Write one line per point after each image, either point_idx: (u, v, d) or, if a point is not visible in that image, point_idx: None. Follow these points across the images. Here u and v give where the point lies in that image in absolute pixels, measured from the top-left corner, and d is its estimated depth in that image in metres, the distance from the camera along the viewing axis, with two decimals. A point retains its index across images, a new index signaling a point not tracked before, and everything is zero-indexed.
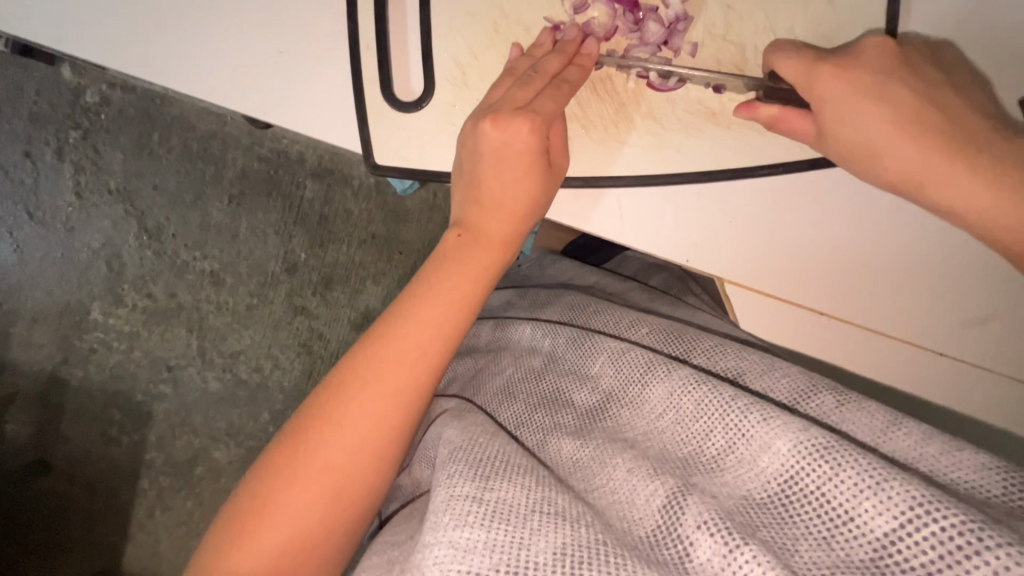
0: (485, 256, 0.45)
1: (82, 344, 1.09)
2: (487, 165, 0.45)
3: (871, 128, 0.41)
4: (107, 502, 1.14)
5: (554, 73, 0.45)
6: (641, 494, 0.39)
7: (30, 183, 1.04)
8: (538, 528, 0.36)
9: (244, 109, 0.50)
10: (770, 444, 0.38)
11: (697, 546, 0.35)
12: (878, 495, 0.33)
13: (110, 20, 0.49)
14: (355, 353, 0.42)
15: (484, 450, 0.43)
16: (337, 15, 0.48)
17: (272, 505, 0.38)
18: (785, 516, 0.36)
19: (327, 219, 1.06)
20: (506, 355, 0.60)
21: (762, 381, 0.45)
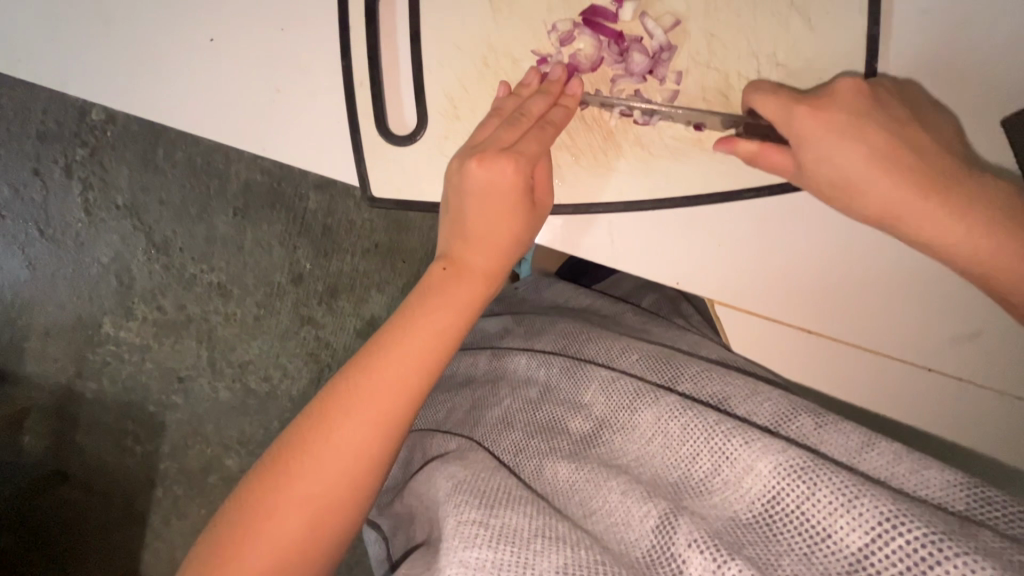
0: (467, 288, 0.46)
1: (95, 357, 1.12)
2: (473, 203, 0.45)
3: (851, 164, 0.41)
4: (125, 510, 1.17)
5: (541, 112, 0.46)
6: (636, 515, 0.42)
7: (40, 202, 1.05)
8: (542, 549, 0.39)
9: (244, 145, 0.52)
10: (752, 466, 0.40)
11: (689, 564, 0.38)
12: (851, 511, 0.36)
13: (114, 62, 0.51)
14: (341, 383, 0.44)
15: (488, 483, 0.46)
16: (331, 53, 0.50)
17: (272, 528, 0.40)
18: (769, 535, 0.38)
19: (331, 230, 1.08)
20: (504, 385, 0.62)
21: (745, 404, 0.47)
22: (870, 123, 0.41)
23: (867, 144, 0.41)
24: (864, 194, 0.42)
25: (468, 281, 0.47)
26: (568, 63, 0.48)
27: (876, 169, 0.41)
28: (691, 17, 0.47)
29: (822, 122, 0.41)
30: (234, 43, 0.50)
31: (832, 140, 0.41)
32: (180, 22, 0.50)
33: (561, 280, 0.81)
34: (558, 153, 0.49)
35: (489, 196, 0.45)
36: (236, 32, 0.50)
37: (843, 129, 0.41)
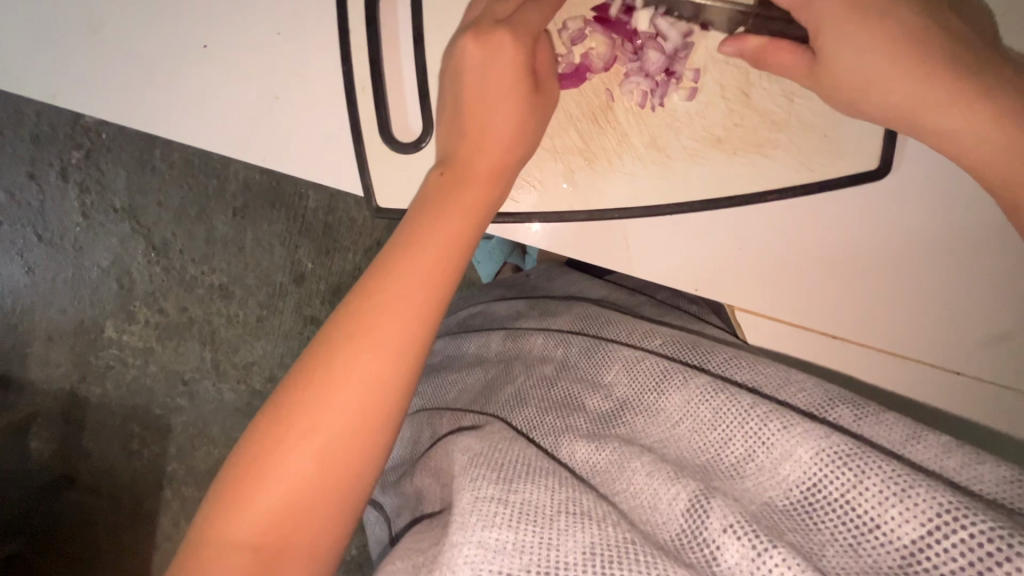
0: (481, 190, 0.42)
1: (98, 361, 1.11)
2: (468, 80, 0.42)
3: (867, 57, 0.39)
4: (133, 514, 1.16)
5: (518, 61, 0.42)
6: (663, 496, 0.38)
7: (37, 206, 1.03)
8: (568, 527, 0.35)
9: (243, 155, 0.49)
10: (792, 451, 0.37)
11: (724, 551, 0.34)
12: (904, 501, 0.33)
13: (106, 70, 0.48)
14: (346, 307, 0.37)
15: (506, 455, 0.42)
16: (332, 59, 0.48)
17: (228, 530, 0.33)
18: (809, 523, 0.36)
19: (331, 228, 1.07)
20: (517, 364, 0.59)
21: (779, 392, 0.44)
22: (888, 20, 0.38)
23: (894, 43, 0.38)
24: (884, 89, 0.39)
25: (460, 233, 0.40)
26: (581, 62, 0.46)
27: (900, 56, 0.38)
28: (708, 12, 0.45)
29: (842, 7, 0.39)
30: (230, 48, 0.48)
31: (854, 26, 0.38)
32: (173, 27, 0.48)
33: (574, 271, 0.78)
34: (572, 157, 0.47)
35: (474, 144, 0.43)
36: (232, 36, 0.48)
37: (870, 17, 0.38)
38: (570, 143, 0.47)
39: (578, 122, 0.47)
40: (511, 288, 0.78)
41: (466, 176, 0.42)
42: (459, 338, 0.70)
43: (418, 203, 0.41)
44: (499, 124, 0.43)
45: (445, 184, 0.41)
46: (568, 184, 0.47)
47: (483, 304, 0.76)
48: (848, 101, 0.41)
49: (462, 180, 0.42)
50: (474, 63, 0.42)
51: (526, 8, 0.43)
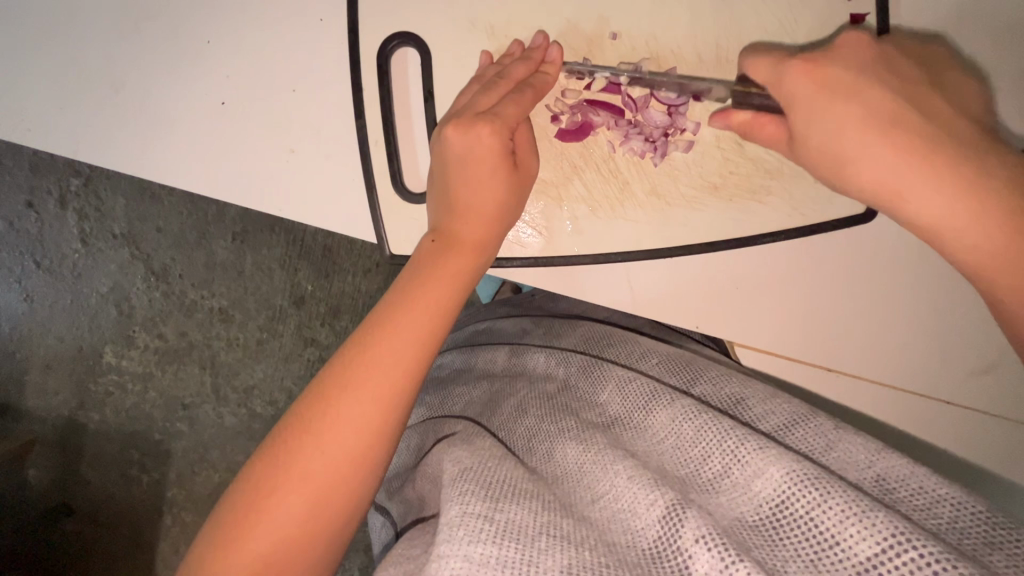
0: (462, 261, 0.45)
1: (97, 387, 1.11)
2: (454, 171, 0.45)
3: (844, 134, 0.37)
4: (133, 541, 1.15)
5: (499, 144, 0.44)
6: (642, 503, 0.38)
7: (36, 234, 1.04)
8: (547, 548, 0.35)
9: (258, 205, 0.51)
10: (764, 470, 0.37)
11: (695, 560, 0.34)
12: (862, 519, 0.32)
13: (123, 125, 0.50)
14: (335, 362, 0.42)
15: (493, 473, 0.41)
16: (344, 114, 0.50)
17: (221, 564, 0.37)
18: (774, 539, 0.35)
19: (330, 251, 1.08)
20: (522, 381, 0.58)
21: (760, 406, 0.44)
22: (868, 92, 0.37)
23: (867, 120, 0.37)
24: (862, 165, 0.37)
25: (442, 296, 0.43)
26: (583, 119, 0.49)
27: (874, 138, 0.36)
28: (703, 67, 0.48)
29: (814, 84, 0.38)
30: (246, 104, 0.50)
31: (823, 108, 0.38)
32: (191, 84, 0.50)
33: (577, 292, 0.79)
34: (576, 206, 0.49)
35: (457, 214, 0.45)
36: (248, 92, 0.50)
37: (840, 100, 0.37)
38: (574, 193, 0.49)
39: (581, 170, 0.49)
40: (518, 306, 0.78)
41: (454, 246, 0.45)
42: (466, 352, 0.70)
43: (411, 265, 0.45)
44: (483, 200, 0.45)
45: (434, 252, 0.45)
46: (573, 231, 0.50)
47: (491, 322, 0.75)
48: (835, 177, 0.39)
49: (448, 248, 0.45)
50: (459, 148, 0.44)
51: (516, 91, 0.45)
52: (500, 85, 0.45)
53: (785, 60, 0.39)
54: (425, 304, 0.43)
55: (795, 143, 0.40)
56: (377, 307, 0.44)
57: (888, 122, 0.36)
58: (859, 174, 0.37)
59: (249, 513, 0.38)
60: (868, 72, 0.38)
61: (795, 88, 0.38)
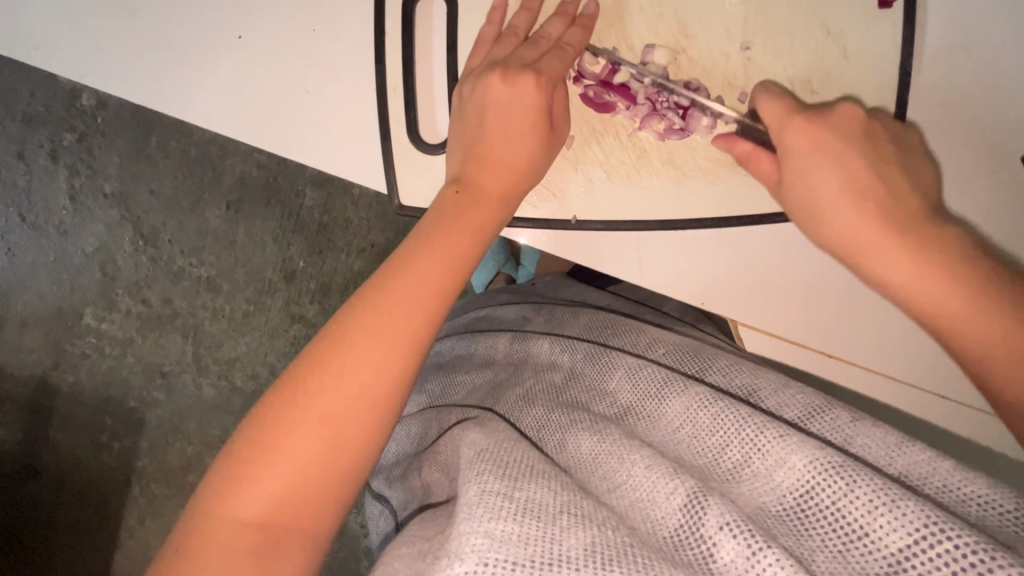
0: (484, 213, 0.44)
1: (73, 349, 1.08)
2: (493, 116, 0.45)
3: (822, 187, 0.43)
4: (97, 510, 1.11)
5: (541, 99, 0.45)
6: (661, 491, 0.37)
7: (23, 186, 1.02)
8: (568, 528, 0.34)
9: (268, 146, 0.50)
10: (786, 459, 0.36)
11: (721, 548, 0.33)
12: (892, 510, 0.31)
13: (134, 53, 0.49)
14: (351, 311, 0.40)
15: (510, 454, 0.40)
16: (364, 59, 0.49)
17: (235, 508, 0.35)
18: (800, 528, 0.34)
19: (326, 227, 1.06)
20: (527, 369, 0.56)
21: (774, 398, 0.43)
22: (850, 154, 0.43)
23: (846, 188, 0.42)
24: (833, 218, 0.43)
25: (462, 247, 0.43)
26: (605, 88, 0.49)
27: (849, 201, 0.42)
28: (728, 42, 0.48)
29: (806, 137, 0.43)
30: (265, 38, 0.49)
31: (814, 157, 0.43)
32: (211, 16, 0.49)
33: (579, 282, 0.77)
34: (592, 169, 0.49)
35: (485, 165, 0.45)
36: (266, 31, 0.49)
37: (829, 160, 0.42)
38: (590, 155, 0.49)
39: (601, 136, 0.49)
40: (518, 294, 0.76)
41: (478, 198, 0.45)
42: (467, 338, 0.68)
43: (429, 218, 0.44)
44: (513, 152, 0.45)
45: (457, 203, 0.44)
46: (588, 194, 0.50)
47: (491, 308, 0.73)
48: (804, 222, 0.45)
49: (472, 201, 0.44)
50: (499, 95, 0.45)
51: (558, 48, 0.46)
52: (541, 44, 0.46)
53: (790, 115, 0.43)
54: (442, 256, 0.42)
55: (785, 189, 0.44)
56: (385, 264, 0.43)
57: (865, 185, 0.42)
58: (833, 226, 0.43)
59: (261, 459, 0.36)
60: (856, 137, 0.43)
61: (793, 138, 0.43)
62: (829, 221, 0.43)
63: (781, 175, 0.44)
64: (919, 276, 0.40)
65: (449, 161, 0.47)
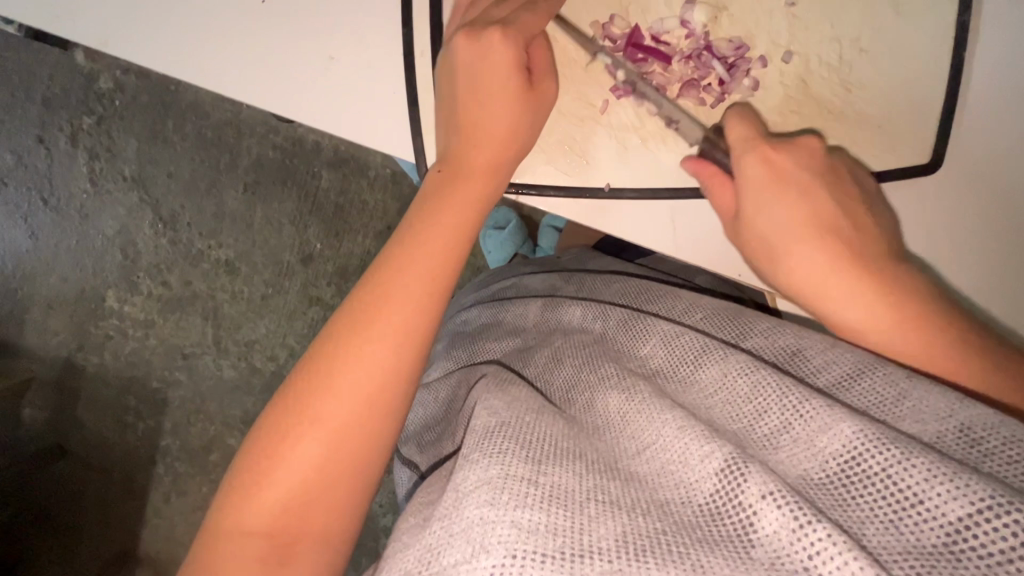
0: (478, 184, 0.44)
1: (97, 331, 1.09)
2: (469, 88, 0.43)
3: (773, 219, 0.44)
4: (123, 488, 1.13)
5: (514, 55, 0.42)
6: (695, 454, 0.35)
7: (45, 170, 1.02)
8: (597, 516, 0.32)
9: (291, 114, 0.49)
10: (832, 426, 0.34)
11: (761, 517, 0.31)
12: (952, 480, 0.29)
13: (153, 20, 0.48)
14: (376, 272, 0.41)
15: (533, 430, 0.38)
16: (389, 21, 0.48)
17: (279, 471, 0.36)
18: (846, 497, 0.32)
19: (342, 209, 1.06)
20: (556, 334, 0.55)
21: (820, 358, 0.41)
22: (801, 186, 0.44)
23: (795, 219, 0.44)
24: (787, 252, 0.44)
25: (472, 209, 0.43)
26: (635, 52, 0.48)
27: (801, 233, 0.44)
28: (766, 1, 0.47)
29: (760, 167, 0.44)
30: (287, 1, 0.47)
31: (771, 198, 0.44)
32: None
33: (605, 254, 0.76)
34: (628, 136, 0.48)
35: (470, 138, 0.44)
36: None
37: (781, 193, 0.44)
38: (625, 121, 0.48)
39: (635, 99, 0.48)
40: (543, 266, 0.75)
41: (463, 171, 0.44)
42: (494, 307, 0.67)
43: (429, 187, 0.44)
44: (494, 123, 0.44)
45: (443, 181, 0.43)
46: (622, 158, 0.48)
47: (517, 279, 0.72)
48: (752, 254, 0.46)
49: (460, 176, 0.43)
50: (468, 57, 0.43)
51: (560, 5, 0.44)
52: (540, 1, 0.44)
53: (750, 142, 0.45)
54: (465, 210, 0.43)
55: (741, 221, 0.46)
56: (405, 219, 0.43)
57: (821, 225, 0.44)
58: (787, 261, 0.44)
59: (298, 415, 0.37)
60: (810, 171, 0.45)
61: (753, 175, 0.44)
62: (789, 259, 0.44)
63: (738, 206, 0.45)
64: (868, 311, 0.42)
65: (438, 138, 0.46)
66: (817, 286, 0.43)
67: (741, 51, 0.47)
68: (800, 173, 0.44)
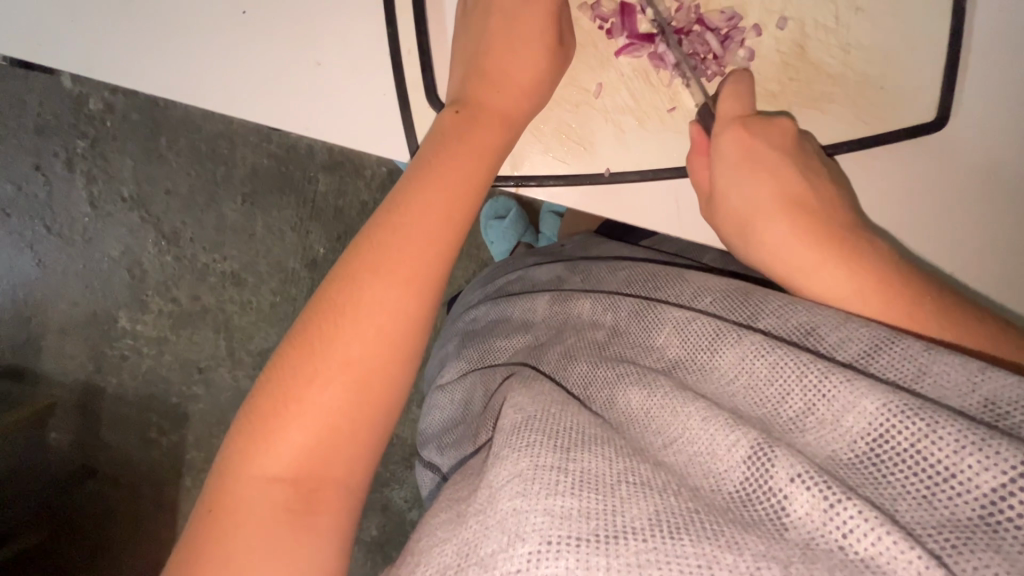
0: (487, 133, 0.44)
1: (113, 352, 1.10)
2: (495, 33, 0.46)
3: (743, 197, 0.45)
4: (155, 503, 1.15)
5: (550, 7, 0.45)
6: (721, 443, 0.34)
7: (44, 197, 1.03)
8: (629, 497, 0.32)
9: (285, 125, 0.49)
10: (855, 403, 0.33)
11: (793, 501, 0.31)
12: (981, 449, 0.29)
13: (138, 40, 0.47)
14: (363, 246, 0.39)
15: (558, 420, 0.37)
16: (374, 21, 0.47)
17: (268, 463, 0.35)
18: (876, 475, 0.32)
19: (342, 211, 1.06)
20: (567, 331, 0.54)
21: (834, 335, 0.39)
22: (773, 165, 0.45)
23: (771, 195, 0.45)
24: (764, 226, 0.45)
25: (475, 172, 0.43)
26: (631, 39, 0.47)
27: (778, 210, 0.44)
28: None
29: (732, 141, 0.44)
30: (269, 9, 0.46)
31: (736, 172, 0.45)
32: None
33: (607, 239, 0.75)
34: (623, 116, 0.47)
35: (489, 83, 0.45)
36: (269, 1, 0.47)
37: (753, 171, 0.45)
38: (621, 102, 0.47)
39: (629, 79, 0.47)
40: (548, 256, 0.74)
41: (479, 117, 0.44)
42: (501, 304, 0.66)
43: (434, 139, 0.43)
44: (512, 68, 0.45)
45: (461, 121, 0.44)
46: (619, 142, 0.47)
47: (522, 271, 0.72)
48: (730, 234, 0.47)
49: (474, 120, 0.44)
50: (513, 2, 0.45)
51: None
52: None
53: (731, 120, 0.45)
54: (456, 176, 0.42)
55: (714, 200, 0.46)
56: (396, 188, 0.42)
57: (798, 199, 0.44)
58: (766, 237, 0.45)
59: (284, 405, 0.36)
60: (789, 153, 0.45)
61: (726, 152, 0.45)
62: (758, 233, 0.45)
63: (713, 185, 0.46)
64: (838, 277, 0.42)
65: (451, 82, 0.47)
66: (796, 263, 0.43)
67: (733, 22, 0.47)
68: (773, 149, 0.45)
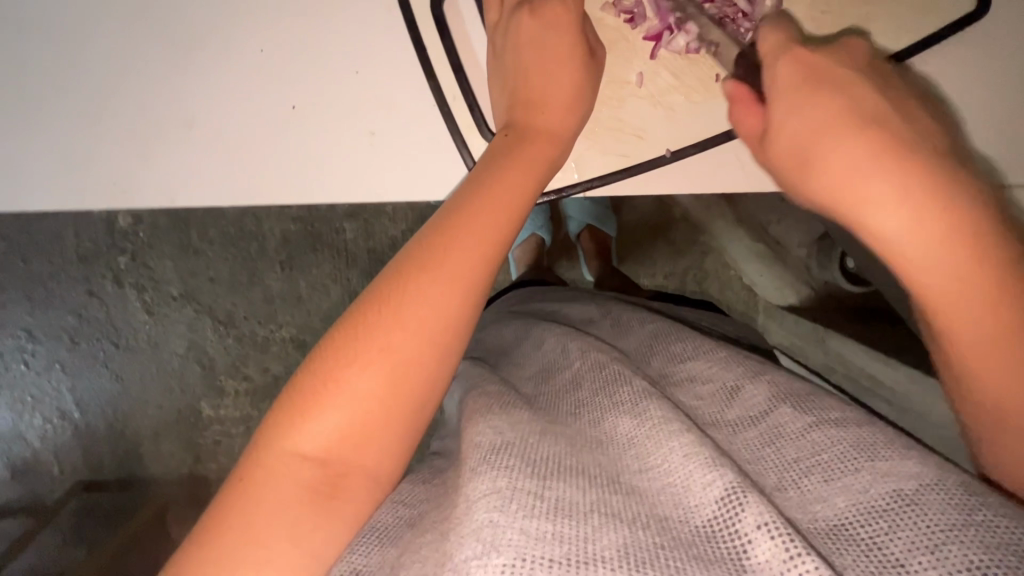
0: (542, 149, 0.47)
1: (206, 440, 1.17)
2: (527, 56, 0.48)
3: (805, 117, 0.41)
4: None
5: (575, 23, 0.48)
6: (698, 479, 0.36)
7: (105, 317, 1.09)
8: (600, 527, 0.33)
9: (359, 196, 0.53)
10: (829, 496, 0.36)
11: (755, 545, 0.32)
12: (934, 551, 0.30)
13: (204, 161, 0.51)
14: (427, 235, 0.42)
15: (538, 450, 0.39)
16: (415, 80, 0.50)
17: (299, 439, 0.37)
18: (830, 547, 0.33)
19: (375, 252, 1.09)
20: (574, 345, 0.53)
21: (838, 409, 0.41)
22: (841, 89, 0.41)
23: (839, 123, 0.40)
24: (825, 156, 0.40)
25: (517, 191, 0.44)
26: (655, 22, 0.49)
27: (841, 132, 0.39)
28: None
29: (789, 69, 0.42)
30: (317, 100, 0.50)
31: (800, 99, 0.41)
32: (261, 98, 0.50)
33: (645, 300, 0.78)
34: (672, 97, 0.51)
35: (533, 106, 0.48)
36: (314, 92, 0.50)
37: (818, 94, 0.41)
38: (667, 84, 0.50)
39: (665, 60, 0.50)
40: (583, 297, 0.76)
41: (528, 136, 0.47)
42: (525, 325, 0.64)
43: (475, 174, 0.45)
44: (556, 86, 0.48)
45: (512, 143, 0.46)
46: (671, 121, 0.51)
47: (556, 304, 0.71)
48: (787, 168, 0.42)
49: (526, 139, 0.46)
50: (536, 31, 0.48)
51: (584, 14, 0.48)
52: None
53: (786, 46, 0.42)
54: (491, 209, 0.43)
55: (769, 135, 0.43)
56: (444, 206, 0.43)
57: (862, 122, 0.40)
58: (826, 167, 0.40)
59: (320, 391, 0.38)
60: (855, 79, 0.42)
61: (781, 78, 0.42)
62: (822, 160, 0.40)
63: (766, 121, 0.43)
64: (918, 224, 0.36)
65: (500, 112, 0.50)
66: (875, 193, 0.37)
67: None
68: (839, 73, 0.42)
